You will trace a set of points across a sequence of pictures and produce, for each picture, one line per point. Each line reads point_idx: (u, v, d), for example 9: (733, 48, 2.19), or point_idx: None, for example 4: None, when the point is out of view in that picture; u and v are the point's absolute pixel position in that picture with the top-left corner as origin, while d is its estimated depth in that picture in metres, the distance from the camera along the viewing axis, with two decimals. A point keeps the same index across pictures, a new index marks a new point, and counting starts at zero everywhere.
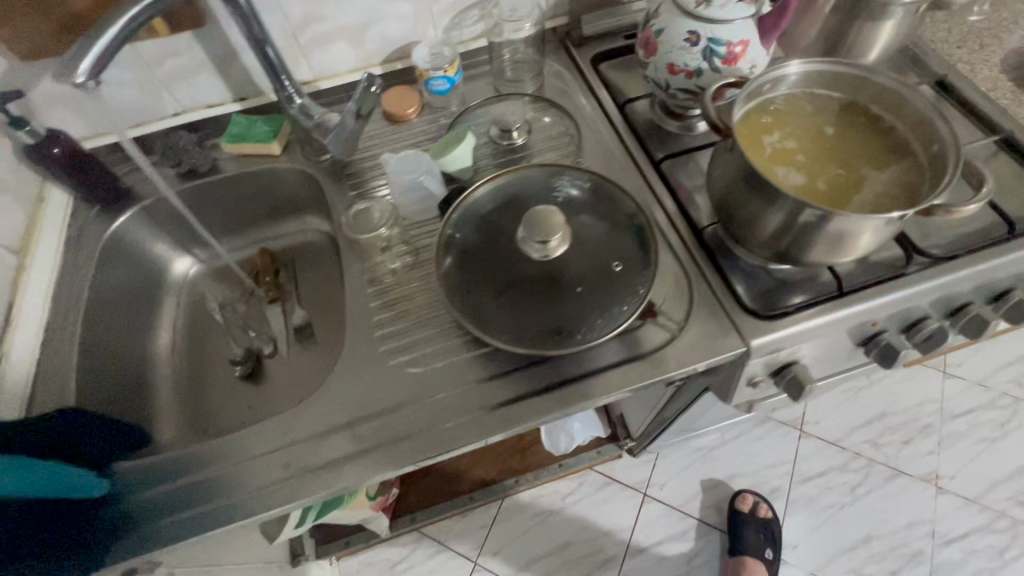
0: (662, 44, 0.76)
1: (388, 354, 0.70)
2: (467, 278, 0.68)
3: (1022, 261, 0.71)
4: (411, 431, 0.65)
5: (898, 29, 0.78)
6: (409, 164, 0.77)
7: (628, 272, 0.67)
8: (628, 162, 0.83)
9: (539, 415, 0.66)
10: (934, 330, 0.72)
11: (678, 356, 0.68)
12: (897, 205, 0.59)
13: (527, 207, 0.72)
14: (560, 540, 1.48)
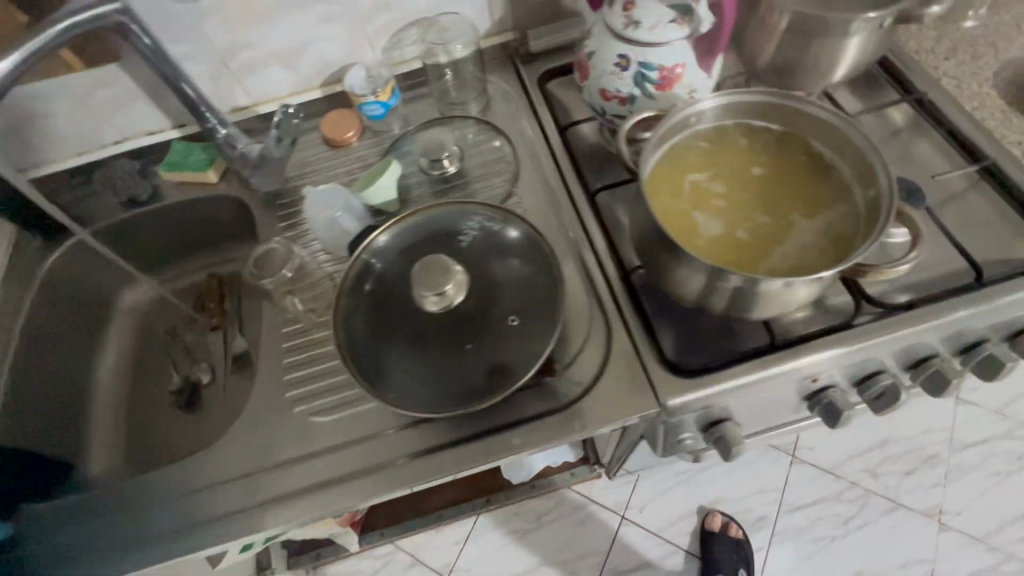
0: (594, 68, 0.70)
1: (293, 401, 0.68)
2: (370, 325, 0.65)
3: (993, 313, 0.62)
4: (308, 485, 0.63)
5: (863, 45, 0.70)
6: (327, 199, 0.74)
7: (530, 323, 0.65)
8: (563, 193, 0.78)
9: (440, 472, 0.62)
10: (885, 386, 0.65)
11: (592, 413, 0.63)
12: (825, 259, 0.52)
13: (438, 249, 0.69)
14: (533, 560, 1.45)
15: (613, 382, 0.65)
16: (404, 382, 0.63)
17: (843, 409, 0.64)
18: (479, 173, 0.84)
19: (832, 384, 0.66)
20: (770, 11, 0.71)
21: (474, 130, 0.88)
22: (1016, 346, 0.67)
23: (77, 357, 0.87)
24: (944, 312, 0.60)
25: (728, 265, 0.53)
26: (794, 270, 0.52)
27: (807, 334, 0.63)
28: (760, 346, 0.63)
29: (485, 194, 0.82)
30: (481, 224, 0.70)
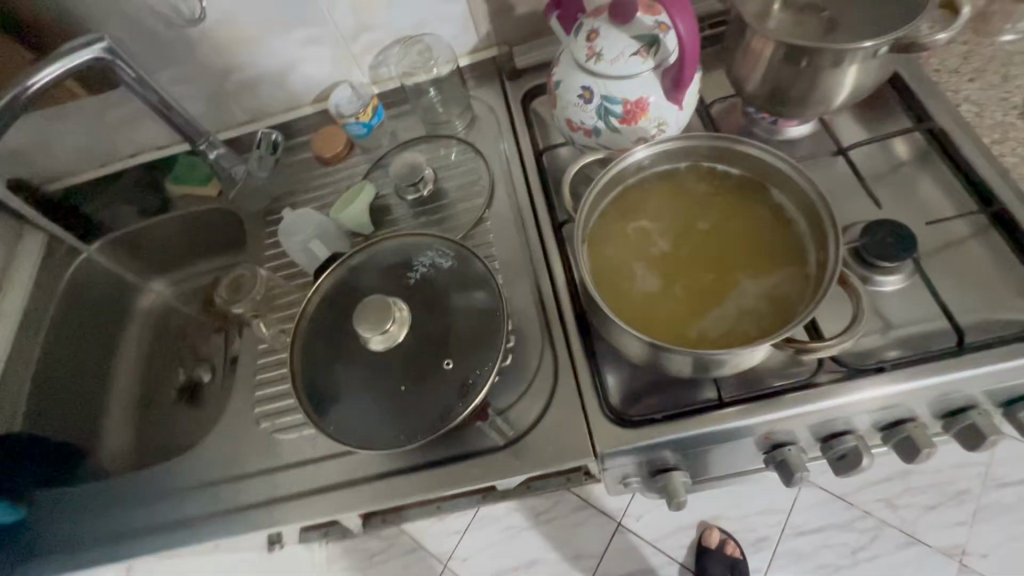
0: (560, 97, 0.67)
1: (261, 417, 0.73)
2: (327, 351, 0.68)
3: (973, 381, 0.57)
4: (265, 499, 0.68)
5: (859, 73, 0.63)
6: (301, 224, 0.77)
7: (478, 362, 0.65)
8: (533, 220, 0.77)
9: (384, 499, 0.65)
10: (846, 450, 0.61)
11: (533, 454, 0.64)
12: (761, 326, 0.50)
13: (398, 279, 0.70)
14: (526, 558, 1.43)
15: (558, 424, 0.64)
16: (352, 411, 0.65)
17: (798, 469, 0.61)
18: (457, 194, 0.83)
19: (791, 442, 0.63)
20: (755, 37, 0.65)
21: (458, 150, 0.87)
22: (1009, 415, 0.60)
23: (98, 352, 0.96)
24: (912, 378, 0.56)
25: (660, 325, 0.52)
26: (725, 336, 0.50)
27: (760, 391, 0.60)
28: (708, 401, 0.61)
29: (461, 218, 0.81)
30: (432, 261, 0.71)
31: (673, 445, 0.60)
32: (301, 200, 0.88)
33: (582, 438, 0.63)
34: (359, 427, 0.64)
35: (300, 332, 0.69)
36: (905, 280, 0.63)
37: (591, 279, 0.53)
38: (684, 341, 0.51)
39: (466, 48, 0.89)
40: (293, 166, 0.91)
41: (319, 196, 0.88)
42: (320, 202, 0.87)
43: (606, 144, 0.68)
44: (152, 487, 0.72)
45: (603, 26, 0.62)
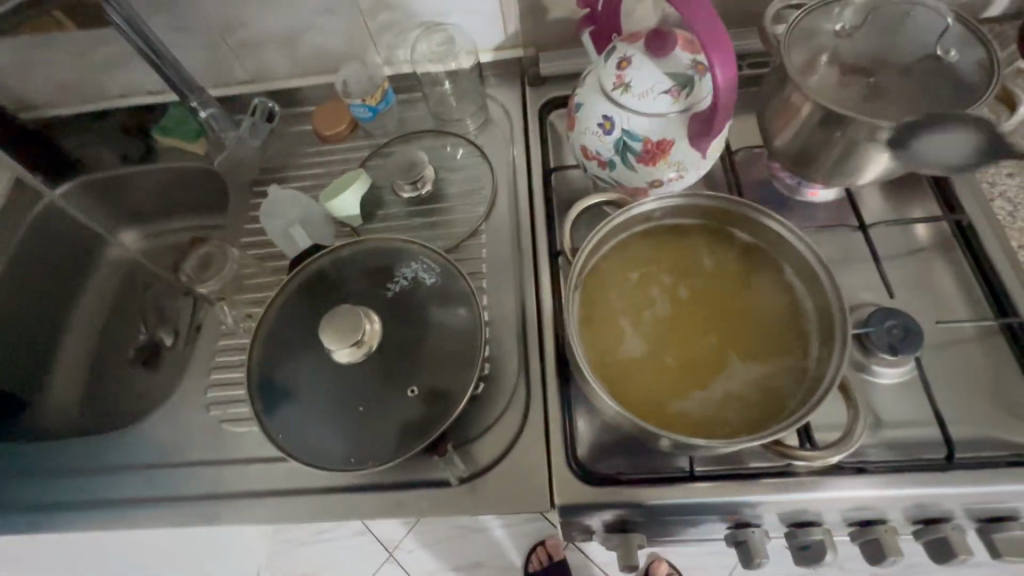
0: (579, 121, 0.63)
1: (214, 402, 0.70)
2: (289, 348, 0.64)
3: (953, 499, 0.54)
4: (203, 493, 0.65)
5: (894, 153, 0.59)
6: (283, 207, 0.72)
7: (443, 390, 0.61)
8: (528, 240, 0.73)
9: (329, 515, 0.61)
10: (812, 541, 0.58)
11: (487, 494, 0.60)
12: (747, 417, 0.47)
13: (378, 286, 0.67)
14: (471, 560, 1.39)
15: (519, 467, 0.61)
16: (302, 420, 0.61)
17: (758, 555, 0.58)
18: (455, 198, 0.79)
19: (757, 523, 0.60)
20: (795, 92, 0.60)
21: (463, 154, 0.82)
22: (983, 534, 0.58)
23: (55, 299, 0.92)
24: (892, 484, 0.54)
25: (640, 395, 0.48)
26: (708, 422, 0.47)
27: (731, 470, 0.58)
28: (676, 471, 0.58)
29: (454, 227, 0.76)
30: (415, 274, 0.67)
31: (634, 511, 0.57)
32: (292, 176, 0.83)
33: (542, 486, 0.60)
34: (309, 443, 0.60)
35: (264, 324, 0.65)
36: (906, 377, 0.60)
37: (577, 332, 0.50)
38: (664, 420, 0.47)
39: (490, 44, 0.83)
40: (291, 139, 0.86)
41: (312, 177, 0.83)
42: (313, 183, 0.82)
43: (619, 179, 0.64)
44: (92, 457, 0.70)
45: (637, 56, 0.58)
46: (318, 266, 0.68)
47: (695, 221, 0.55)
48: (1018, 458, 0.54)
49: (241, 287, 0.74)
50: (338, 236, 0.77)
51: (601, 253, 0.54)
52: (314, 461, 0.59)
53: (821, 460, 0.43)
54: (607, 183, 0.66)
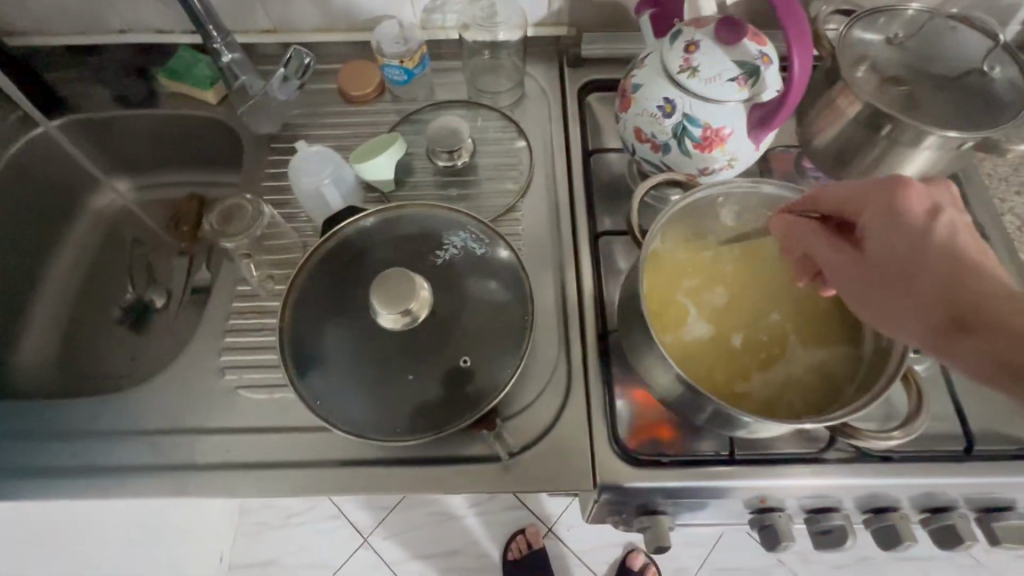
0: (635, 102, 0.63)
1: (228, 367, 0.65)
2: (325, 312, 0.60)
3: (963, 488, 0.58)
4: (218, 461, 0.61)
5: (933, 160, 0.62)
6: (315, 164, 0.68)
7: (498, 362, 0.58)
8: (568, 222, 0.72)
9: (359, 488, 0.59)
10: (834, 526, 0.61)
11: (525, 473, 0.59)
12: (804, 398, 0.51)
13: (418, 252, 0.61)
14: (448, 547, 1.30)
15: (557, 447, 0.60)
16: (341, 387, 0.57)
17: (785, 538, 0.61)
18: (489, 171, 0.75)
19: (781, 508, 0.62)
20: (846, 95, 0.62)
21: (497, 126, 0.78)
22: (982, 522, 0.63)
23: (34, 246, 0.83)
24: (916, 473, 0.57)
25: (708, 374, 0.52)
26: (768, 400, 0.51)
27: (766, 455, 0.59)
28: (714, 454, 0.59)
29: (490, 200, 0.73)
30: (464, 243, 0.62)
31: (671, 492, 0.58)
32: (315, 135, 0.78)
33: (579, 465, 0.59)
34: (350, 413, 0.57)
35: (295, 287, 0.61)
36: (925, 375, 0.63)
37: (648, 312, 0.53)
38: (731, 397, 0.51)
39: (532, 18, 0.81)
40: (313, 96, 0.81)
41: (335, 137, 0.78)
42: (337, 144, 0.78)
43: (670, 163, 0.64)
44: (81, 421, 0.64)
45: (704, 41, 0.58)
46: (356, 229, 0.63)
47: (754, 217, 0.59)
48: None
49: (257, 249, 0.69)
50: (366, 199, 0.74)
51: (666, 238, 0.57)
52: (358, 430, 0.56)
53: (887, 442, 0.47)
54: (656, 166, 0.66)
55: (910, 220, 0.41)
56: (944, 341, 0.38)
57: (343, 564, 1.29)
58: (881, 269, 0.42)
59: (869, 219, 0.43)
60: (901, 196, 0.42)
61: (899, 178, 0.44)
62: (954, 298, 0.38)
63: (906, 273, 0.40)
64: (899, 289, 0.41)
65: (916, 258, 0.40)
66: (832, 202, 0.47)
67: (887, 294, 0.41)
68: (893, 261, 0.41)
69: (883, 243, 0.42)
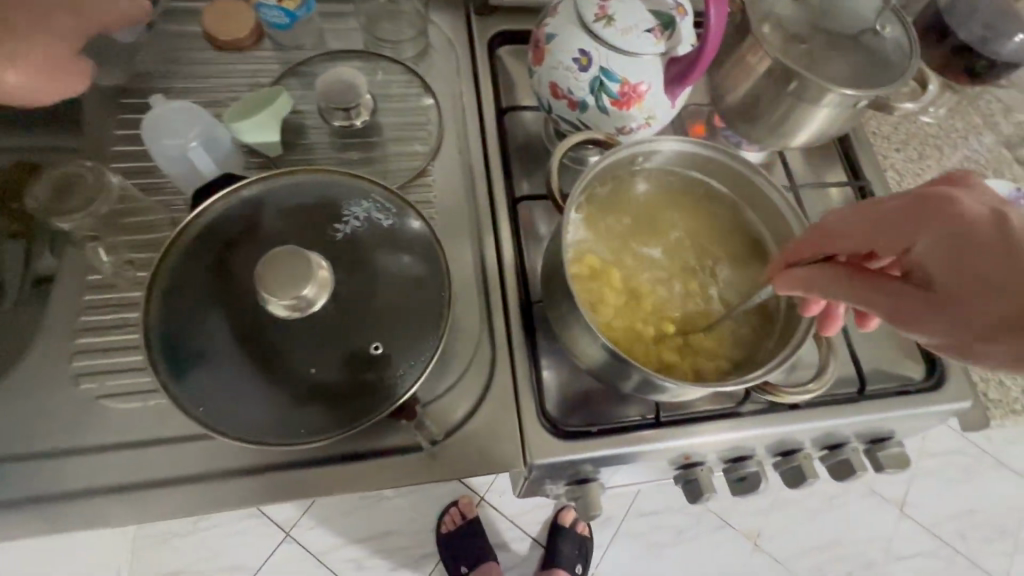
0: (549, 54, 0.58)
1: (84, 374, 0.54)
2: (199, 300, 0.50)
3: (858, 426, 0.63)
4: (86, 484, 0.51)
5: (832, 117, 0.63)
6: (176, 125, 0.57)
7: (416, 346, 0.52)
8: (483, 187, 0.67)
9: (265, 496, 0.52)
10: (750, 473, 0.65)
11: (453, 459, 0.55)
12: (731, 355, 0.55)
13: (314, 225, 0.53)
14: (378, 529, 1.24)
15: (483, 428, 0.57)
16: (228, 387, 0.49)
17: (706, 490, 0.63)
18: (394, 132, 0.67)
19: (703, 463, 0.65)
20: (754, 51, 0.62)
21: (399, 81, 0.70)
22: (869, 453, 0.69)
23: None
24: (819, 417, 0.61)
25: (654, 342, 0.55)
26: (703, 361, 0.55)
27: (688, 414, 0.60)
28: (640, 419, 0.59)
29: (398, 163, 0.66)
30: (367, 213, 0.54)
31: (600, 460, 0.57)
32: (177, 89, 0.65)
33: (507, 445, 0.57)
34: (262, 420, 0.50)
35: (161, 275, 0.51)
36: None
37: (579, 295, 0.53)
38: (683, 358, 0.54)
39: None
40: (173, 40, 0.68)
41: (203, 91, 0.66)
42: (207, 99, 0.66)
43: (588, 122, 0.61)
44: None
45: None
46: (235, 200, 0.53)
47: (678, 185, 0.62)
48: (904, 388, 0.65)
49: (93, 235, 0.59)
50: (248, 166, 0.63)
51: (588, 210, 0.59)
52: (252, 435, 0.49)
53: (808, 393, 0.52)
54: (573, 125, 0.63)
55: (975, 231, 0.32)
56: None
57: (264, 562, 1.20)
58: (967, 299, 0.32)
59: (919, 245, 0.35)
60: (942, 207, 0.34)
61: (927, 187, 0.36)
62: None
63: (1011, 296, 0.30)
64: (1011, 318, 0.30)
65: (1007, 271, 0.30)
66: (856, 237, 0.40)
67: (1000, 330, 0.31)
68: (978, 291, 0.31)
69: (950, 269, 0.33)
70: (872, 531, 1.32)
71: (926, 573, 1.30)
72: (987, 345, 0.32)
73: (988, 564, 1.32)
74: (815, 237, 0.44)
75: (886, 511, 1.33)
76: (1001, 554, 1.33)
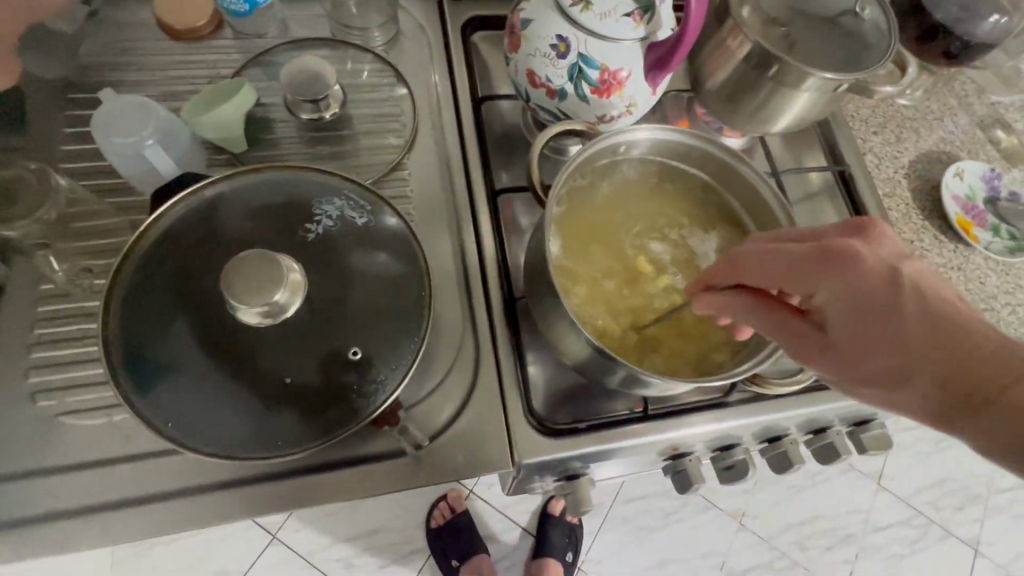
0: (526, 40, 0.56)
1: (42, 391, 0.51)
2: (162, 309, 0.47)
3: (842, 410, 0.64)
4: (51, 504, 0.49)
5: (812, 101, 0.63)
6: (131, 118, 0.53)
7: (397, 349, 0.50)
8: (461, 181, 0.64)
9: (245, 509, 0.51)
10: (738, 461, 0.65)
11: (439, 462, 0.54)
12: (719, 345, 0.54)
13: (283, 226, 0.51)
14: (366, 527, 1.23)
15: (469, 430, 0.55)
16: (198, 400, 0.47)
17: (695, 480, 0.63)
18: (366, 124, 0.64)
19: (690, 453, 0.65)
20: (734, 35, 0.61)
21: (370, 70, 0.66)
22: (853, 436, 0.70)
23: None
24: (804, 404, 0.61)
25: (639, 335, 0.54)
26: (693, 350, 0.54)
27: (676, 407, 0.59)
28: (627, 413, 0.58)
29: (370, 157, 0.63)
30: (340, 211, 0.52)
31: (589, 456, 0.57)
32: (129, 83, 0.61)
33: (494, 446, 0.55)
34: (235, 433, 0.47)
35: (119, 283, 0.48)
36: None
37: (562, 290, 0.52)
38: (669, 350, 0.54)
39: None
40: (124, 31, 0.64)
41: (159, 85, 0.62)
42: (164, 93, 0.62)
43: (567, 111, 0.59)
44: None
45: None
46: (194, 201, 0.50)
47: (656, 170, 0.60)
48: None
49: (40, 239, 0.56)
50: (212, 163, 0.60)
51: (568, 202, 0.57)
52: (225, 449, 0.47)
53: (794, 384, 0.52)
54: (552, 114, 0.61)
55: (873, 294, 0.39)
56: (955, 422, 0.35)
57: (250, 566, 1.17)
58: (862, 351, 0.38)
59: (829, 295, 0.40)
60: (852, 267, 0.39)
61: (834, 242, 0.41)
62: (955, 377, 0.35)
63: (900, 355, 0.37)
64: (888, 373, 0.37)
65: (896, 333, 0.37)
66: (772, 274, 0.42)
67: (876, 379, 0.38)
68: (872, 347, 0.38)
69: (852, 322, 0.39)
70: (852, 506, 1.35)
71: (903, 542, 1.34)
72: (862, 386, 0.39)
73: (962, 531, 1.37)
74: (730, 261, 0.45)
75: (864, 485, 1.37)
76: (973, 521, 1.38)
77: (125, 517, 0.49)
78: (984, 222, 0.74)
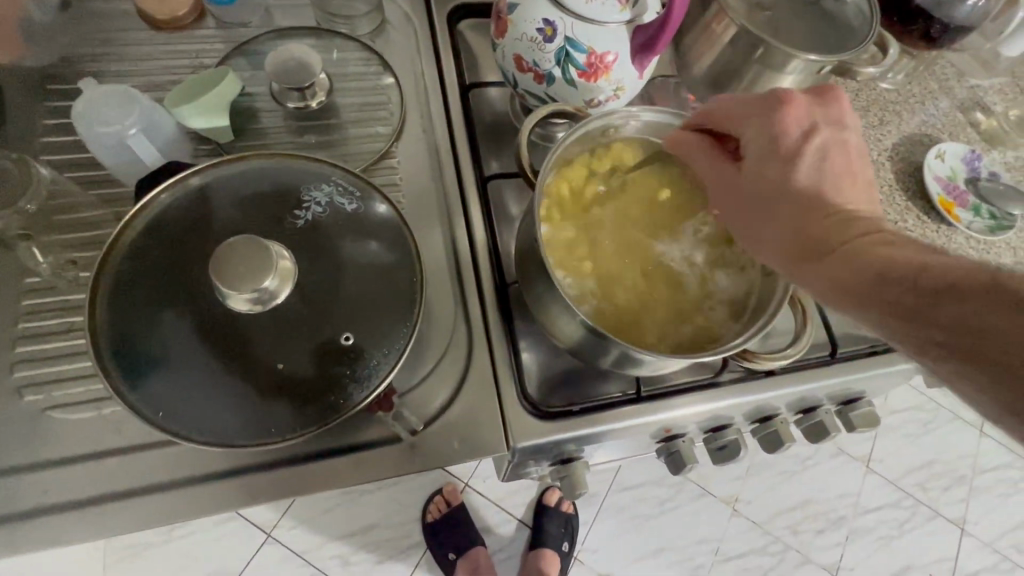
0: (512, 25, 0.56)
1: (29, 386, 0.50)
2: (151, 298, 0.47)
3: (831, 388, 0.65)
4: (40, 500, 0.48)
5: (797, 84, 0.63)
6: (116, 107, 0.53)
7: (389, 335, 0.50)
8: (451, 169, 0.64)
9: (240, 499, 0.50)
10: (729, 441, 0.66)
11: (434, 447, 0.54)
12: (708, 325, 0.55)
13: (272, 213, 0.50)
14: (362, 523, 1.22)
15: (463, 414, 0.56)
16: (189, 389, 0.47)
17: (688, 460, 0.64)
18: (354, 113, 0.64)
19: (683, 435, 0.66)
20: (719, 18, 0.61)
21: (355, 58, 0.66)
22: (842, 414, 0.71)
23: None
24: (793, 382, 0.62)
25: (629, 314, 0.54)
26: (681, 329, 0.54)
27: (668, 388, 0.59)
28: (619, 396, 0.59)
29: (358, 146, 0.63)
30: (330, 198, 0.52)
31: (584, 439, 0.57)
32: (111, 73, 0.61)
33: (488, 430, 0.55)
34: (228, 422, 0.47)
35: (106, 272, 0.47)
36: None
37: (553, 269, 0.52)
38: (659, 329, 0.54)
39: None
40: (104, 21, 0.63)
41: (141, 75, 0.61)
42: (146, 83, 0.61)
43: (556, 96, 0.59)
44: None
45: None
46: (181, 189, 0.49)
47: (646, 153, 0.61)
48: (873, 349, 0.66)
49: (22, 232, 0.55)
50: (197, 154, 0.60)
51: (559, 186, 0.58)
52: (218, 438, 0.47)
53: (785, 359, 0.53)
54: (540, 100, 0.61)
55: (789, 140, 0.45)
56: (800, 256, 0.42)
57: (246, 566, 1.17)
58: (755, 184, 0.45)
59: (754, 132, 0.46)
60: (784, 115, 0.45)
61: (785, 94, 0.46)
62: (814, 224, 0.42)
63: (782, 191, 0.44)
64: (768, 201, 0.44)
65: (789, 173, 0.44)
66: (721, 116, 0.49)
67: (758, 205, 0.45)
68: (764, 180, 0.45)
69: (761, 156, 0.45)
70: (843, 489, 1.37)
71: (892, 523, 1.37)
72: (747, 217, 0.46)
73: (948, 511, 1.40)
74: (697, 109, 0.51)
75: (853, 469, 1.39)
76: (959, 501, 1.41)
77: (117, 511, 0.49)
78: (965, 202, 0.76)
